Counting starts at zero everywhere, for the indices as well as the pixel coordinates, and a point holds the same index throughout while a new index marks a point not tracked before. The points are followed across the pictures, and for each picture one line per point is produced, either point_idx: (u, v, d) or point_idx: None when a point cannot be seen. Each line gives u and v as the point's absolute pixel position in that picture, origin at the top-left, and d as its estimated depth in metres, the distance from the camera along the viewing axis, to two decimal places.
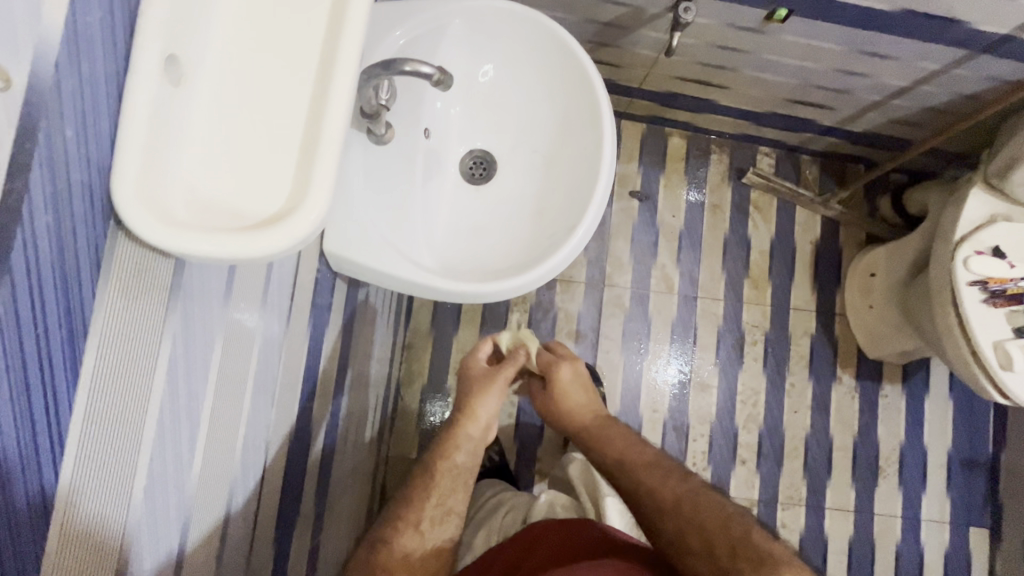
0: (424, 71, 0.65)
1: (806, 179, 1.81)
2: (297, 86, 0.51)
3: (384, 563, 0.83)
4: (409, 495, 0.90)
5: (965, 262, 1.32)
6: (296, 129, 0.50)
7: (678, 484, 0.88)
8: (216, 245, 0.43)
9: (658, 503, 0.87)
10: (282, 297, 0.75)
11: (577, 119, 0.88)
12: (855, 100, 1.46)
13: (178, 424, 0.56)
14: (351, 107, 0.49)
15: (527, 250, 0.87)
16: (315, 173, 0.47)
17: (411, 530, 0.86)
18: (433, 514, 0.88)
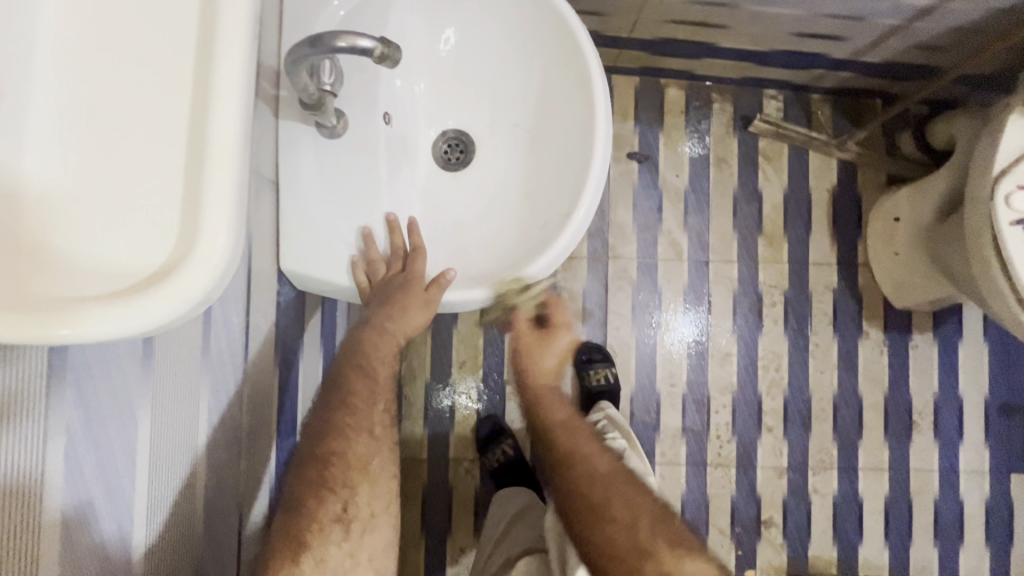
0: (363, 46, 0.52)
1: (817, 121, 1.66)
2: (171, 75, 0.36)
3: (343, 477, 0.70)
4: (352, 401, 0.72)
5: (1006, 200, 1.18)
6: (171, 135, 0.35)
7: (607, 460, 0.93)
8: (59, 322, 0.29)
9: (587, 473, 0.91)
10: (234, 331, 0.61)
11: (562, 83, 0.75)
12: (874, 26, 1.30)
13: (98, 525, 0.43)
14: (245, 100, 0.35)
15: (519, 243, 0.75)
16: (202, 200, 0.33)
17: (364, 438, 0.71)
18: (384, 417, 0.73)
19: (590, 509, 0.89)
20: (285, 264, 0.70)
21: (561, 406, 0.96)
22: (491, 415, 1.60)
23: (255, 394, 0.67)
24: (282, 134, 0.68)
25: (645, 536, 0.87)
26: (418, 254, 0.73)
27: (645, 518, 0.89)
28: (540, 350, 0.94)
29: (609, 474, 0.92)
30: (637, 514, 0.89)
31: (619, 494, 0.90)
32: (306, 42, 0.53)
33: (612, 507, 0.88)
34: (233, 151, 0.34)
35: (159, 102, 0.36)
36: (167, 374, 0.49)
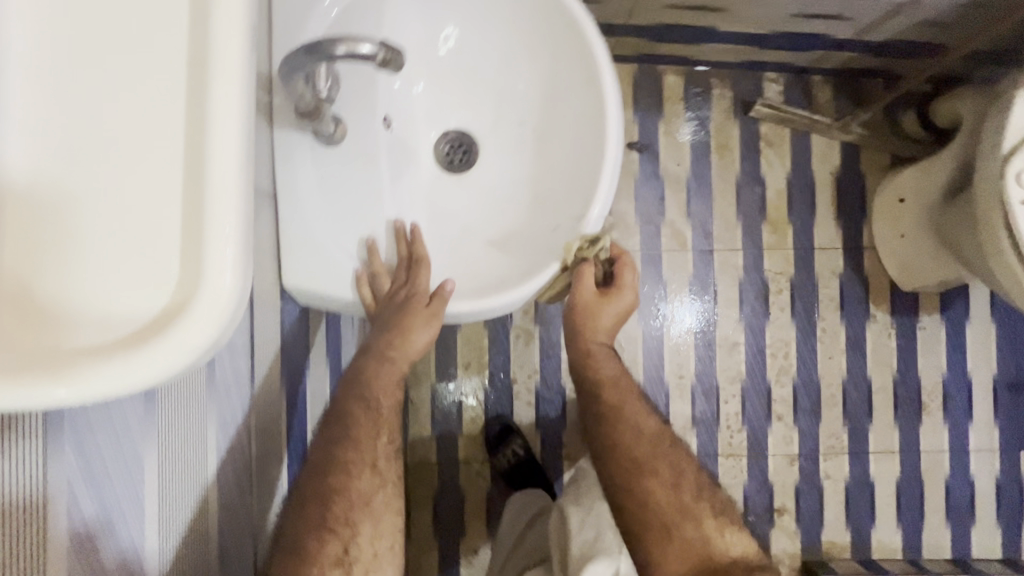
0: (363, 52, 0.48)
1: (819, 103, 1.63)
2: (157, 98, 0.33)
3: (346, 514, 0.62)
4: (356, 433, 0.65)
5: (1017, 178, 1.16)
6: (162, 166, 0.32)
7: (658, 424, 0.93)
8: (56, 386, 0.27)
9: (633, 433, 0.91)
10: (239, 357, 0.58)
11: (568, 79, 0.71)
12: (876, 5, 1.26)
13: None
14: (243, 126, 0.32)
15: (530, 248, 0.72)
16: (202, 238, 0.30)
17: (366, 475, 0.63)
18: (389, 449, 0.66)
19: (633, 465, 0.89)
20: (287, 281, 0.67)
21: (608, 363, 0.94)
22: (499, 415, 1.58)
23: (264, 421, 0.65)
24: (277, 144, 0.65)
25: (687, 501, 0.88)
26: (423, 264, 0.69)
27: (691, 484, 0.90)
28: (600, 308, 0.89)
29: (655, 436, 0.91)
30: (682, 476, 0.90)
31: (664, 456, 0.90)
32: (300, 50, 0.50)
33: (657, 464, 0.89)
34: (235, 182, 0.31)
35: (150, 127, 0.33)
36: (173, 415, 0.47)
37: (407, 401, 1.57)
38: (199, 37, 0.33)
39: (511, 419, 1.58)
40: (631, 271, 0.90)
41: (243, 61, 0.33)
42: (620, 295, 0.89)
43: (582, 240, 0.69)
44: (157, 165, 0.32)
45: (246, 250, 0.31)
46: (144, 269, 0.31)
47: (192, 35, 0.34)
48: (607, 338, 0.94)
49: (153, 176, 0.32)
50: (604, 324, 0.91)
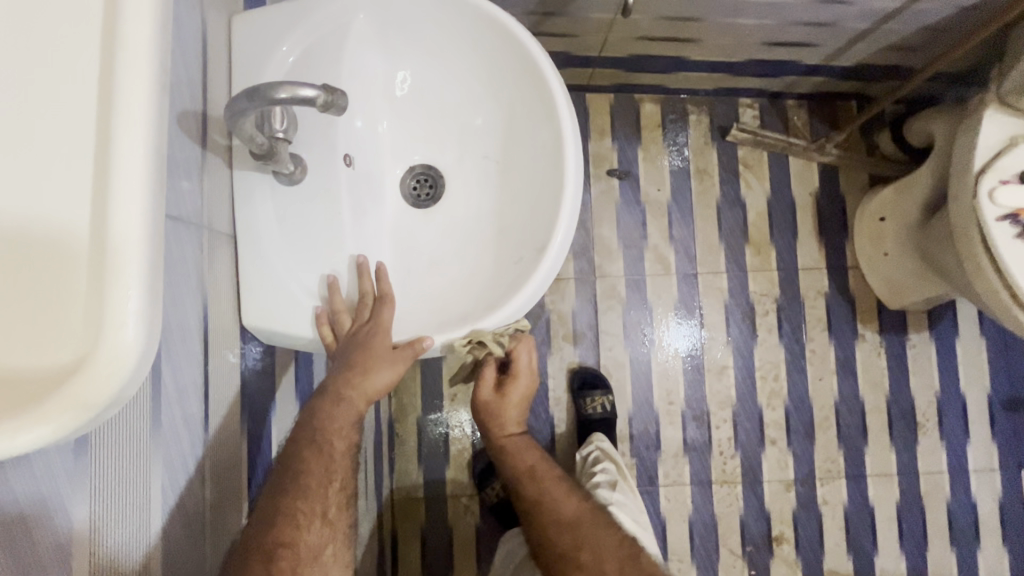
0: (306, 95, 0.49)
1: (794, 127, 1.65)
2: (72, 151, 0.32)
3: (293, 569, 0.59)
4: (305, 481, 0.63)
5: (990, 195, 1.16)
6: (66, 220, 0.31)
7: (579, 501, 0.90)
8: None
9: (555, 517, 0.88)
10: (189, 403, 0.57)
11: (527, 113, 0.72)
12: (841, 31, 1.29)
13: None
14: (149, 181, 0.32)
15: (495, 279, 0.72)
16: (106, 296, 0.29)
17: (316, 526, 0.62)
18: (340, 497, 0.65)
19: (557, 553, 0.86)
20: (248, 320, 0.66)
21: (527, 452, 0.95)
22: (486, 448, 1.55)
23: (218, 467, 0.63)
24: (237, 185, 0.65)
25: None
26: (387, 303, 0.69)
27: (614, 559, 0.84)
28: (500, 402, 0.91)
29: (577, 520, 0.88)
30: (606, 557, 0.84)
31: (588, 540, 0.86)
32: (241, 100, 0.51)
33: (580, 552, 0.85)
34: (140, 229, 0.31)
35: (48, 163, 0.32)
36: (108, 468, 0.45)
37: (392, 435, 1.54)
38: (106, 78, 0.33)
39: None
40: (528, 351, 0.89)
41: (152, 108, 0.33)
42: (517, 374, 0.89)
43: (466, 339, 0.69)
44: (54, 206, 0.31)
45: (150, 300, 0.31)
46: (37, 315, 0.30)
47: (99, 72, 0.33)
48: (518, 424, 0.95)
49: (49, 218, 0.31)
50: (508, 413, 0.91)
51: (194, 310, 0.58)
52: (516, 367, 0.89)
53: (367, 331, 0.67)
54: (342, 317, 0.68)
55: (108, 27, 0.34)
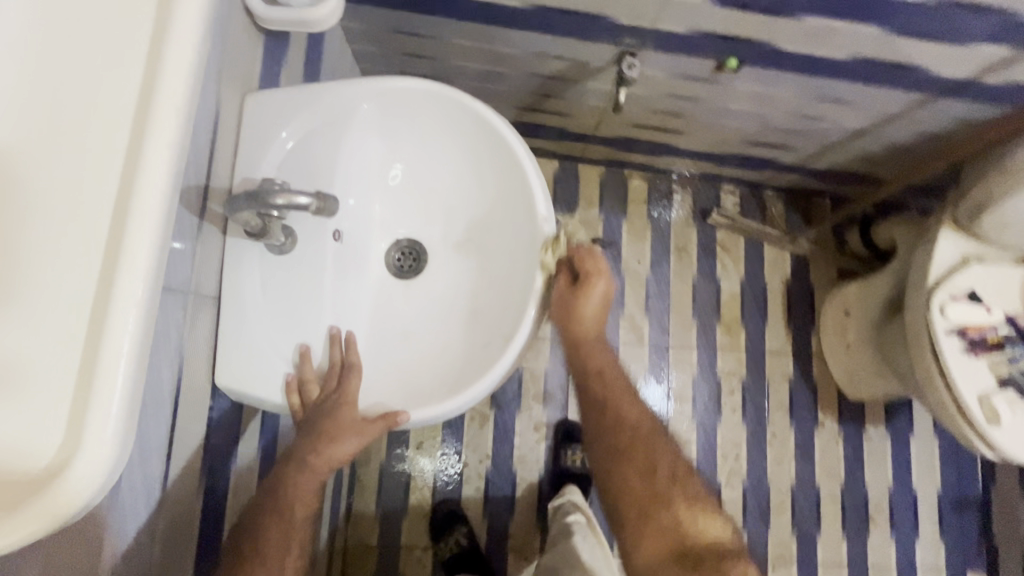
0: (300, 201, 0.53)
1: (771, 216, 1.74)
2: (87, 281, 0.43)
3: None
4: (262, 548, 0.65)
5: (941, 309, 1.24)
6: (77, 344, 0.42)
7: (641, 424, 0.94)
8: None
9: (620, 410, 0.93)
10: (150, 461, 0.59)
11: (510, 207, 0.78)
12: (816, 140, 1.39)
13: None
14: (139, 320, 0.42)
15: (463, 359, 0.75)
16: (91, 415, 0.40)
17: None
18: (297, 563, 0.67)
19: (607, 410, 0.93)
20: (222, 379, 0.68)
21: (598, 338, 0.95)
22: (446, 500, 1.55)
23: (170, 525, 0.64)
24: (225, 251, 0.69)
25: (666, 484, 0.89)
26: (354, 372, 0.72)
27: (666, 468, 0.90)
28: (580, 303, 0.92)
29: (639, 429, 0.93)
30: (660, 461, 0.90)
31: (648, 442, 0.92)
32: (239, 203, 0.56)
33: (625, 414, 0.93)
34: (125, 357, 0.41)
35: (62, 286, 0.43)
36: (60, 535, 0.47)
37: (354, 478, 1.54)
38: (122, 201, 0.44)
39: (458, 504, 1.55)
40: (603, 281, 0.88)
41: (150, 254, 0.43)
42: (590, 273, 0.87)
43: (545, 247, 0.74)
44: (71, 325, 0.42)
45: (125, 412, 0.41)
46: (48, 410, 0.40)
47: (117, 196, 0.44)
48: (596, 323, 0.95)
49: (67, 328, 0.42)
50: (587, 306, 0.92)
51: (169, 373, 0.61)
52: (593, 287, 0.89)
53: (335, 399, 0.70)
54: (309, 389, 0.70)
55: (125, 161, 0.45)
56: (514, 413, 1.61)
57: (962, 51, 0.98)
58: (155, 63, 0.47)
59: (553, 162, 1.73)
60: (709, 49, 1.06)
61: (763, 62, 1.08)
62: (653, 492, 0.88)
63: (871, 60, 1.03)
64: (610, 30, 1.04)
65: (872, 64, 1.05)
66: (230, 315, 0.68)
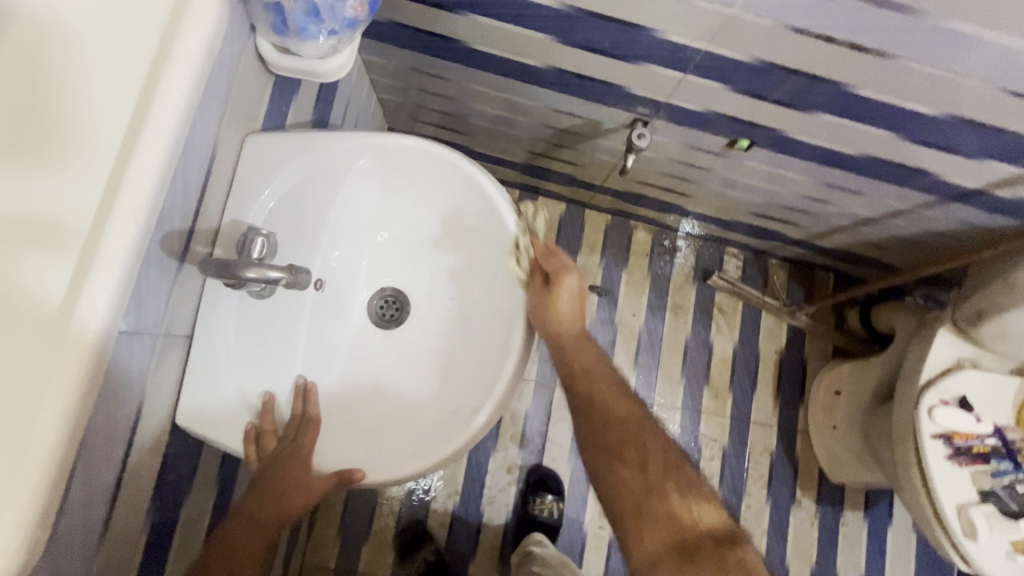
0: (273, 274, 0.58)
1: (773, 285, 1.73)
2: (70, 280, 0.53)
3: None
4: None
5: (929, 411, 1.21)
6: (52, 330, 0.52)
7: (625, 401, 0.84)
8: None
9: (607, 397, 0.83)
10: (95, 503, 0.59)
11: (495, 275, 0.78)
12: (823, 221, 1.38)
13: None
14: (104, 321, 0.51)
15: (428, 424, 0.75)
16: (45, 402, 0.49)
17: None
18: None
19: (602, 416, 0.82)
20: (182, 418, 0.68)
21: (585, 347, 0.85)
22: (409, 532, 1.53)
23: (110, 566, 0.63)
24: (205, 289, 0.69)
25: (656, 479, 0.78)
26: (312, 426, 0.71)
27: (657, 458, 0.80)
28: (553, 300, 0.77)
29: (628, 417, 0.82)
30: (648, 454, 0.80)
31: (636, 439, 0.81)
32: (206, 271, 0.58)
33: (626, 447, 0.80)
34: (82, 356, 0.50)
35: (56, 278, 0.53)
36: None
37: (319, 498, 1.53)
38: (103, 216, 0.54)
39: (420, 537, 1.54)
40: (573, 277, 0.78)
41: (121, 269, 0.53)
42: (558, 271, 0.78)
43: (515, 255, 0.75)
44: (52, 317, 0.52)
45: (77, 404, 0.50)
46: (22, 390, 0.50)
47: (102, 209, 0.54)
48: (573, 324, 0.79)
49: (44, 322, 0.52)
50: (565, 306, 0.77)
51: (126, 415, 0.60)
52: (560, 284, 0.77)
53: (290, 454, 0.69)
54: (265, 441, 0.69)
55: (113, 183, 0.55)
56: (489, 451, 1.59)
57: (974, 164, 0.97)
58: (149, 106, 0.56)
59: (560, 204, 1.73)
60: (722, 127, 1.06)
61: (774, 145, 1.08)
62: (644, 494, 0.77)
63: (883, 160, 1.02)
64: (625, 98, 1.04)
65: (883, 163, 1.04)
66: (200, 354, 0.69)
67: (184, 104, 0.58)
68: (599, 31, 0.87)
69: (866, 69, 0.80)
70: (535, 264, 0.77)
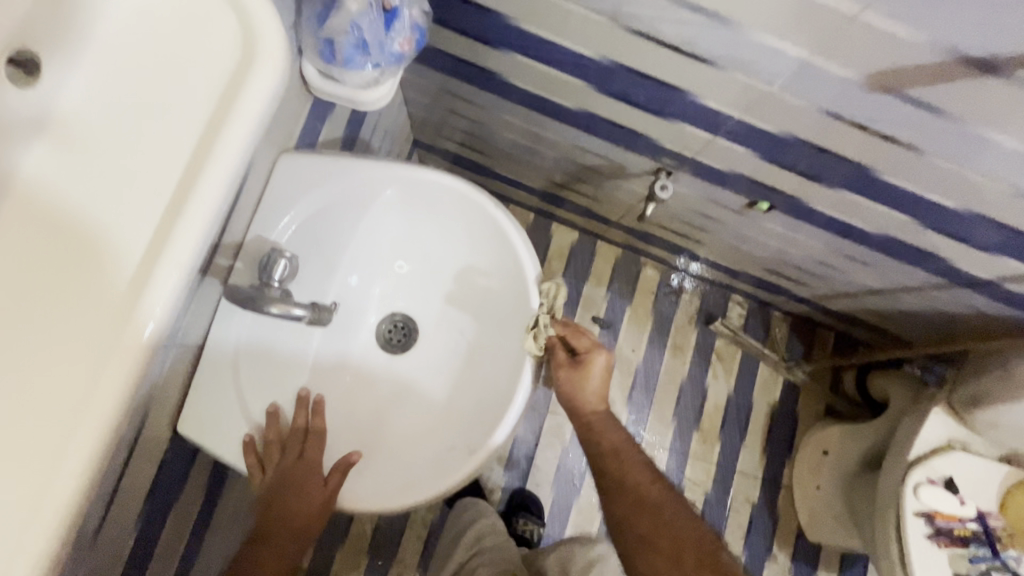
0: (296, 312, 0.63)
1: (773, 337, 1.74)
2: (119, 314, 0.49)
3: None
4: None
5: (914, 489, 1.22)
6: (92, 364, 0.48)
7: (656, 485, 0.87)
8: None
9: (636, 483, 0.87)
10: (89, 506, 0.59)
11: (508, 316, 0.79)
12: (832, 285, 1.39)
13: None
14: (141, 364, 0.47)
15: (423, 455, 0.75)
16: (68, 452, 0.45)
17: None
18: None
19: (633, 499, 0.86)
20: (185, 427, 0.69)
21: (614, 431, 0.91)
22: (385, 542, 1.53)
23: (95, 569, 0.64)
24: (221, 301, 0.70)
25: (689, 558, 0.81)
26: (318, 441, 0.72)
27: (690, 538, 0.83)
28: (578, 380, 0.90)
29: (659, 502, 0.85)
30: (681, 538, 0.82)
31: (669, 523, 0.84)
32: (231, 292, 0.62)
33: (658, 530, 0.83)
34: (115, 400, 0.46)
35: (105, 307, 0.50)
36: None
37: None
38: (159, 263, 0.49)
39: (396, 548, 1.54)
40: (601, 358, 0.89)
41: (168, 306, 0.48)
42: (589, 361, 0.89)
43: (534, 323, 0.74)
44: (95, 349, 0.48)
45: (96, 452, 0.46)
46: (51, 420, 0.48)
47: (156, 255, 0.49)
48: (599, 403, 0.91)
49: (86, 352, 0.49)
50: (592, 388, 0.90)
51: (132, 422, 0.61)
52: (588, 364, 0.90)
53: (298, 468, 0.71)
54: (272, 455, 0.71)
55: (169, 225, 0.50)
56: None
57: (987, 257, 0.98)
58: (213, 139, 0.51)
59: (573, 233, 1.74)
60: (744, 188, 1.07)
61: (793, 211, 1.09)
62: (679, 575, 0.80)
63: (898, 240, 1.04)
64: (652, 148, 1.05)
65: (898, 243, 1.05)
66: (210, 364, 0.70)
67: (249, 139, 0.51)
68: (636, 86, 0.88)
69: (893, 158, 0.81)
70: (558, 337, 0.76)
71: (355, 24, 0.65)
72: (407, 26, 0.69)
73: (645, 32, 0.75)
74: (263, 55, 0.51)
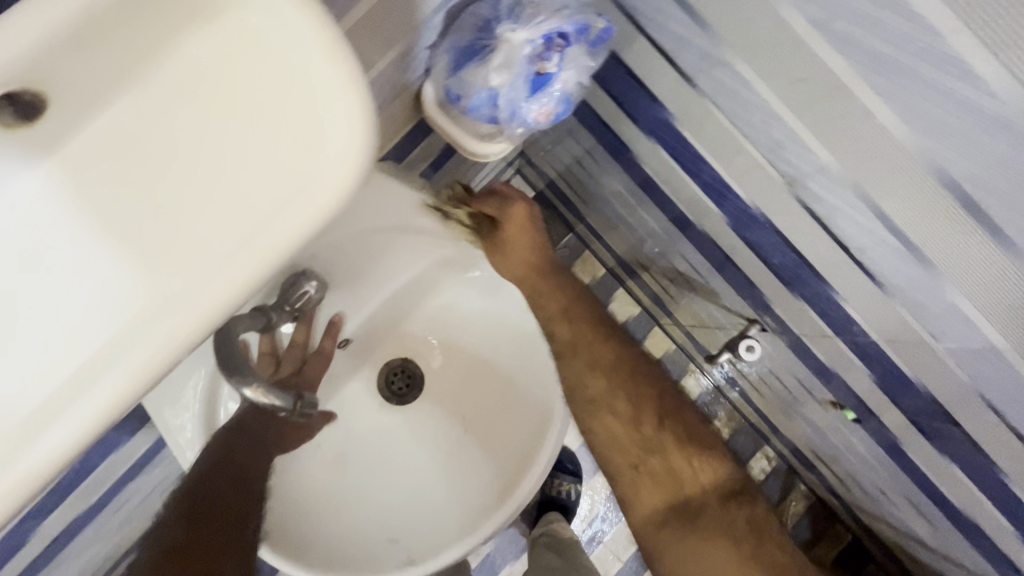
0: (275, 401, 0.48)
1: (786, 510, 1.55)
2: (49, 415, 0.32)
3: None
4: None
5: None
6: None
7: (626, 360, 0.77)
8: None
9: (610, 360, 0.77)
10: None
11: (518, 431, 0.73)
12: (882, 511, 1.19)
13: None
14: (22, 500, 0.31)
15: (364, 528, 0.71)
16: None
17: None
18: None
19: (601, 398, 0.76)
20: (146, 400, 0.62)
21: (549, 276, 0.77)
22: None
23: None
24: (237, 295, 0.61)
25: (653, 432, 0.76)
26: (322, 362, 0.68)
27: (650, 414, 0.76)
28: (506, 241, 0.74)
29: (630, 382, 0.76)
30: (641, 412, 0.76)
31: (642, 390, 0.77)
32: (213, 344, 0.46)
33: (616, 402, 0.76)
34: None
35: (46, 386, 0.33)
36: None
37: None
38: (16, 435, 0.31)
39: None
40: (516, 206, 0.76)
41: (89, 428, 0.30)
42: (515, 216, 0.76)
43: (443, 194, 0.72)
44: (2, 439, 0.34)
45: None
46: None
47: (46, 403, 0.33)
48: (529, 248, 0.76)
49: None
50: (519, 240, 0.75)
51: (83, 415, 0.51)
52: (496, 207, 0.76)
53: (295, 382, 0.64)
54: (264, 365, 0.63)
55: (71, 384, 0.33)
56: None
57: None
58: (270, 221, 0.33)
59: None
60: (841, 391, 0.90)
61: (883, 441, 0.91)
62: (636, 451, 0.76)
63: (991, 538, 0.84)
64: (760, 301, 0.90)
65: (988, 540, 0.86)
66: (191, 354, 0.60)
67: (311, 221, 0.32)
68: (777, 246, 0.73)
69: None
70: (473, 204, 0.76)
71: (496, 87, 0.54)
72: (552, 99, 0.57)
73: (818, 214, 0.61)
74: (327, 169, 0.32)
